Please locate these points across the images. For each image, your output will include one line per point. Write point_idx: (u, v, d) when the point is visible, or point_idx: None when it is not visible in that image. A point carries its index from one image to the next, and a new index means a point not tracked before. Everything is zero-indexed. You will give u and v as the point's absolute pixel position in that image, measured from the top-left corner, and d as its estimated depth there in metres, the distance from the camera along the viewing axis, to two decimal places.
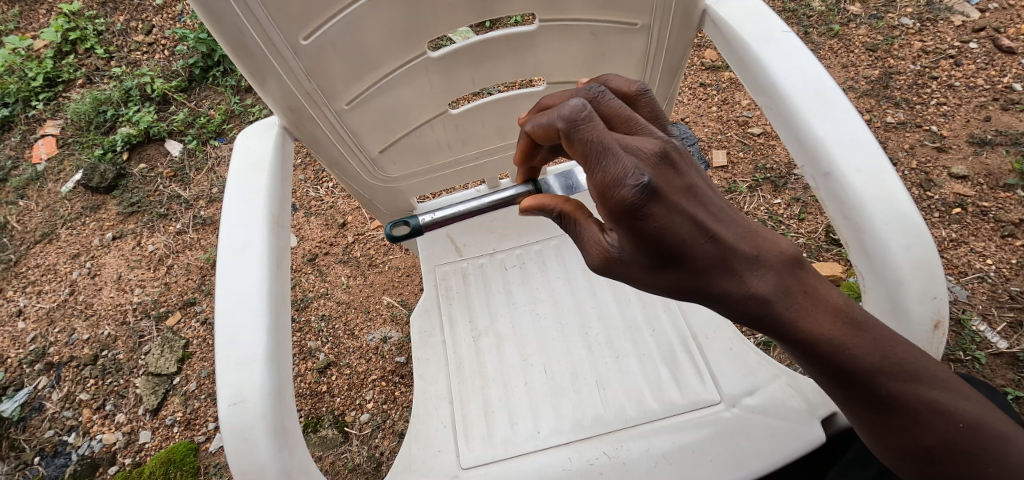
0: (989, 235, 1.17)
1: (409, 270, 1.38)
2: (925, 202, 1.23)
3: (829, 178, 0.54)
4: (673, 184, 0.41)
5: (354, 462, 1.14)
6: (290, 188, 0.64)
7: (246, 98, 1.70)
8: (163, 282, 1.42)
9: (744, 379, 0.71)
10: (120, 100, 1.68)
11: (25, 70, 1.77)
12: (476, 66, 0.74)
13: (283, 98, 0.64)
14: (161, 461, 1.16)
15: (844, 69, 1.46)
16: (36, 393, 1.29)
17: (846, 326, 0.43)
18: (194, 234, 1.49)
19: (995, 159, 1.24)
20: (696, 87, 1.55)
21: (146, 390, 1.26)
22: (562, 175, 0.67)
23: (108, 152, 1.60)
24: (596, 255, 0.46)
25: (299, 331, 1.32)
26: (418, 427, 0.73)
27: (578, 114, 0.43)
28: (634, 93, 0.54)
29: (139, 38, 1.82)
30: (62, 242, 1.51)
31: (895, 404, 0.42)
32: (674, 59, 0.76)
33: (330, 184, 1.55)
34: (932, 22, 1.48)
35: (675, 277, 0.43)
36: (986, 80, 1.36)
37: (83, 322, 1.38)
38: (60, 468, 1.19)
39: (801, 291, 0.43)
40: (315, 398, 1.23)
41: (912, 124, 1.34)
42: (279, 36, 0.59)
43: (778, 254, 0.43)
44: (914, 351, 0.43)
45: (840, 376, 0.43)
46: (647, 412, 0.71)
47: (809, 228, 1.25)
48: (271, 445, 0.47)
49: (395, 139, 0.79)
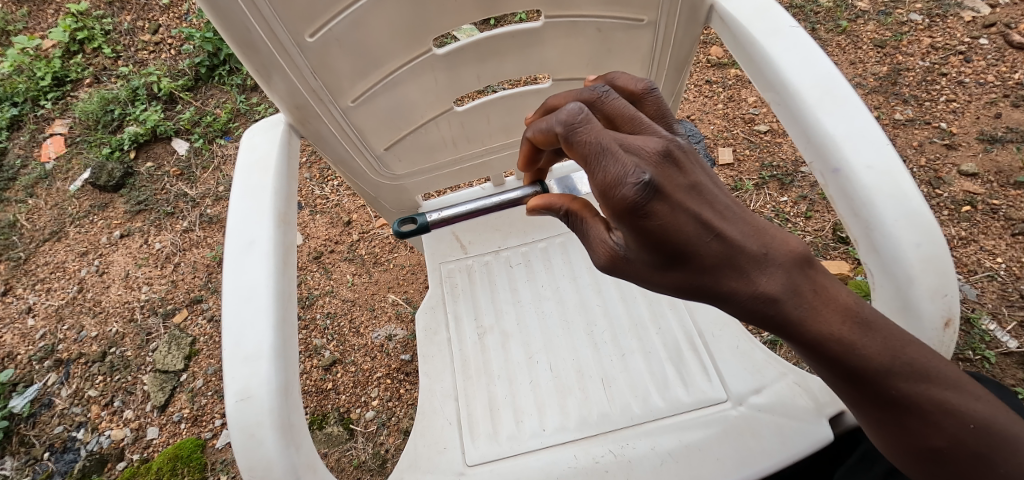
0: (999, 234, 1.15)
1: (414, 268, 1.38)
2: (933, 199, 1.22)
3: (837, 175, 0.53)
4: (676, 183, 0.41)
5: (360, 459, 1.14)
6: (296, 185, 0.64)
7: (252, 97, 1.71)
8: (171, 280, 1.43)
9: (750, 377, 0.71)
10: (127, 99, 1.69)
11: (33, 69, 1.78)
12: (483, 63, 0.74)
13: (289, 95, 0.64)
14: (169, 458, 1.17)
15: (851, 66, 1.45)
16: (46, 389, 1.30)
17: (855, 326, 0.42)
18: (201, 232, 1.50)
19: (1005, 156, 1.23)
20: (701, 84, 1.54)
21: (154, 387, 1.27)
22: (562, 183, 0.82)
23: (115, 150, 1.62)
24: (602, 254, 0.46)
25: (305, 329, 1.32)
26: (424, 423, 0.73)
27: (575, 118, 0.44)
28: (640, 91, 0.53)
29: (146, 38, 1.83)
30: (70, 240, 1.52)
31: (907, 405, 0.42)
32: (680, 56, 0.75)
33: (336, 182, 1.55)
34: (941, 18, 1.47)
35: (681, 276, 0.42)
36: (997, 76, 1.34)
37: (91, 319, 1.39)
38: (69, 464, 1.20)
39: (811, 290, 0.42)
40: (321, 395, 1.23)
41: (922, 121, 1.33)
42: (285, 32, 0.59)
43: (787, 253, 0.42)
44: (925, 351, 0.43)
45: (850, 376, 0.43)
46: (653, 411, 0.70)
47: (817, 226, 1.24)
48: (277, 442, 0.47)
49: (401, 136, 0.79)
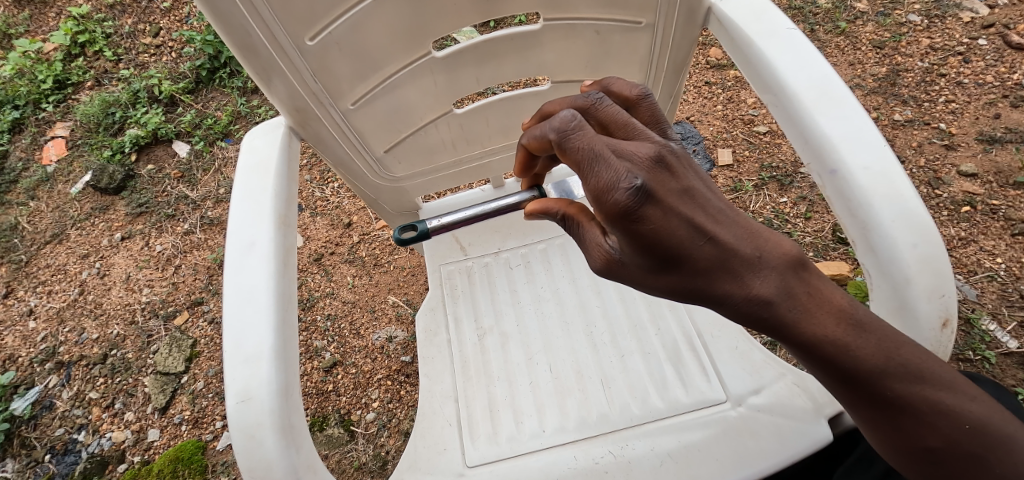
0: (999, 234, 1.16)
1: (414, 270, 1.38)
2: (933, 200, 1.22)
3: (834, 176, 0.54)
4: (668, 187, 0.41)
5: (360, 461, 1.15)
6: (296, 187, 0.65)
7: (253, 100, 1.72)
8: (172, 282, 1.43)
9: (749, 378, 0.71)
10: (129, 101, 1.70)
11: (34, 72, 1.79)
12: (482, 65, 0.74)
13: (289, 99, 0.64)
14: (170, 460, 1.17)
15: (850, 66, 1.45)
16: (47, 391, 1.30)
17: (849, 328, 0.42)
18: (201, 234, 1.50)
19: (1004, 157, 1.23)
20: (700, 86, 1.55)
21: (155, 389, 1.27)
22: (560, 187, 0.82)
23: (116, 153, 1.62)
24: (598, 257, 0.46)
25: (305, 331, 1.32)
26: (424, 425, 0.74)
27: (568, 125, 0.44)
28: (636, 97, 0.54)
29: (147, 41, 1.83)
30: (72, 242, 1.53)
31: (901, 405, 0.42)
32: (678, 58, 0.76)
33: (336, 184, 1.56)
34: (940, 18, 1.47)
35: (675, 279, 0.42)
36: (996, 77, 1.35)
37: (92, 321, 1.39)
38: (70, 466, 1.20)
39: (804, 292, 0.43)
40: (322, 397, 1.23)
41: (920, 122, 1.33)
42: (285, 36, 0.59)
43: (781, 255, 0.43)
44: (919, 352, 0.43)
45: (844, 378, 0.43)
46: (652, 412, 0.71)
47: (816, 227, 1.25)
48: (278, 443, 0.48)
49: (400, 139, 0.79)
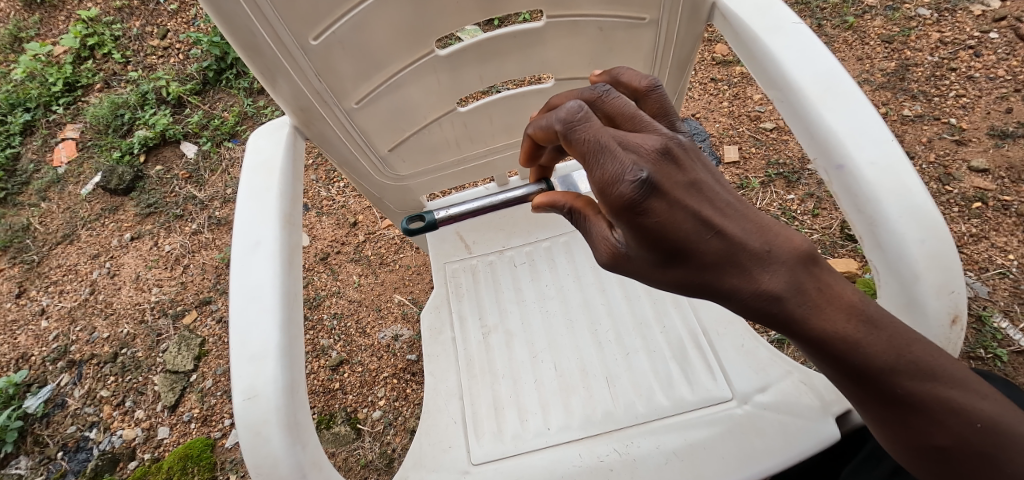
0: (1011, 230, 1.14)
1: (420, 269, 1.39)
2: (943, 196, 1.21)
3: (841, 171, 0.53)
4: (675, 180, 0.41)
5: (367, 459, 1.15)
6: (301, 186, 0.65)
7: (259, 100, 1.73)
8: (180, 282, 1.45)
9: (754, 375, 0.70)
10: (137, 103, 1.71)
11: (46, 75, 1.81)
12: (484, 63, 0.74)
13: (294, 98, 0.65)
14: (179, 457, 1.18)
15: (858, 61, 1.44)
16: (60, 390, 1.32)
17: (861, 324, 0.42)
18: (210, 234, 1.52)
19: (1017, 151, 1.21)
20: (706, 82, 1.54)
21: (164, 387, 1.29)
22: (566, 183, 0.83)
23: (125, 154, 1.64)
24: (604, 251, 0.46)
25: (312, 330, 1.33)
26: (429, 422, 0.74)
27: (574, 116, 0.44)
28: (645, 88, 0.53)
29: (155, 43, 1.85)
30: (82, 243, 1.54)
31: (912, 402, 0.41)
32: (682, 53, 0.75)
33: (342, 183, 1.56)
34: (950, 12, 1.45)
35: (682, 273, 0.42)
36: (1007, 71, 1.33)
37: (103, 321, 1.41)
38: (82, 463, 1.22)
39: (815, 288, 0.42)
40: (328, 395, 1.24)
41: (930, 117, 1.31)
42: (291, 37, 0.60)
43: (791, 250, 0.42)
44: (931, 349, 0.42)
45: (854, 374, 0.42)
46: (657, 409, 0.70)
47: (824, 224, 1.24)
48: (283, 440, 0.48)
49: (404, 137, 0.79)
